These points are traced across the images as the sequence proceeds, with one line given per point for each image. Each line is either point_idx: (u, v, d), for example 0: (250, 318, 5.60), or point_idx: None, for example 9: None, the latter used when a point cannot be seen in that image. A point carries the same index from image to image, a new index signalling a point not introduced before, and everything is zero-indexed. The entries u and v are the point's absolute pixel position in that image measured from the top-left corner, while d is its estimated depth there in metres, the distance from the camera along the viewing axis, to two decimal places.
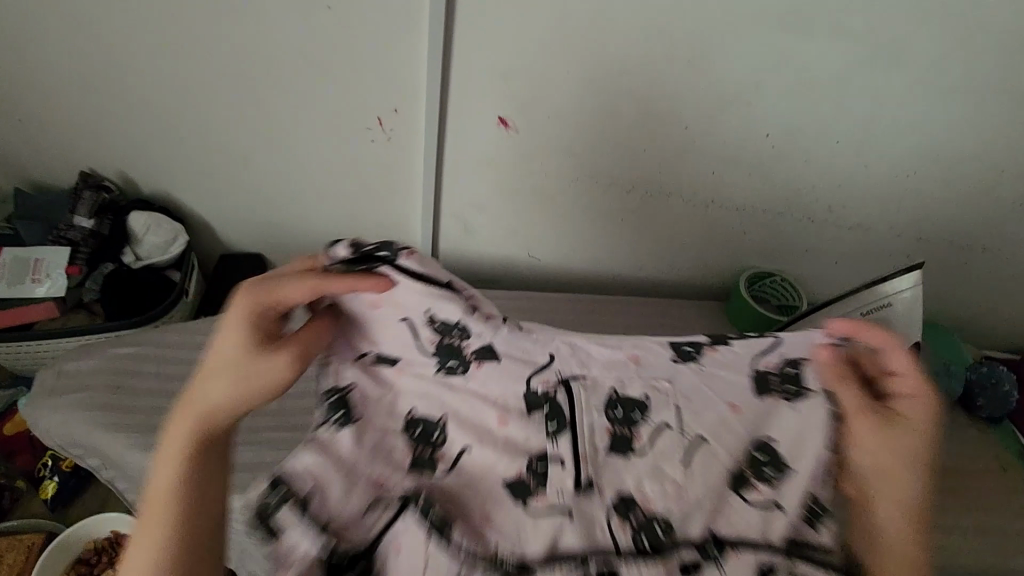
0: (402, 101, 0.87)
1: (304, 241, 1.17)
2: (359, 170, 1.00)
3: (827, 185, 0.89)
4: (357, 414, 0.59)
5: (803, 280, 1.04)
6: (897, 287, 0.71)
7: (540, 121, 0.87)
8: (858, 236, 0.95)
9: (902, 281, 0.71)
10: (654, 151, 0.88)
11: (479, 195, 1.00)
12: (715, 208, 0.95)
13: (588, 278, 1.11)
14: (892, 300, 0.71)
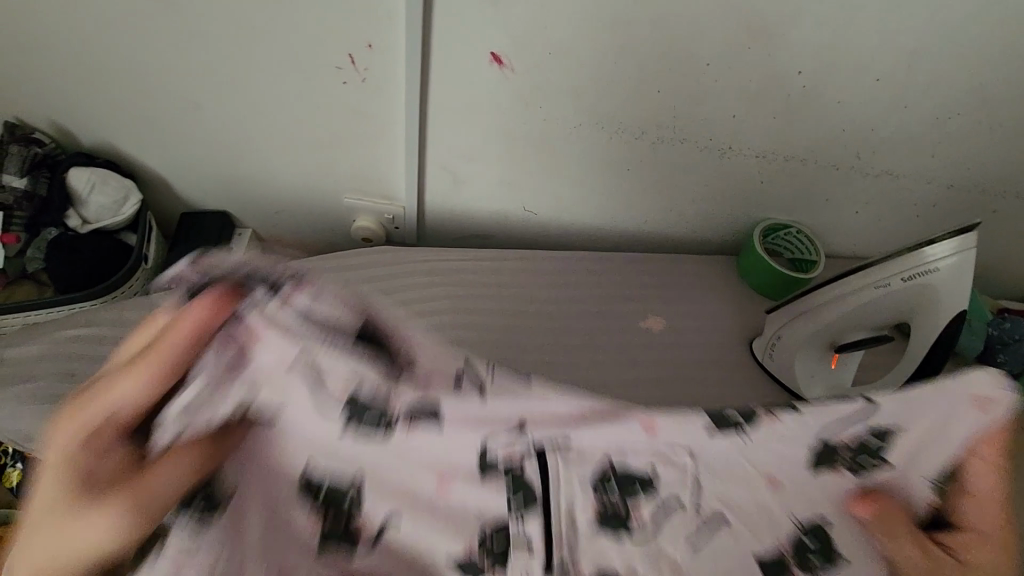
0: (376, 35, 0.74)
1: (274, 197, 1.05)
2: (330, 117, 0.88)
3: (859, 129, 0.79)
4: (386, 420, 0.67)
5: (819, 231, 0.97)
6: (934, 256, 0.62)
7: (538, 59, 0.75)
8: (885, 183, 0.87)
9: (940, 250, 0.62)
10: (668, 93, 0.77)
11: (468, 144, 0.89)
12: (733, 155, 0.85)
13: (590, 233, 1.03)
14: (927, 270, 0.63)
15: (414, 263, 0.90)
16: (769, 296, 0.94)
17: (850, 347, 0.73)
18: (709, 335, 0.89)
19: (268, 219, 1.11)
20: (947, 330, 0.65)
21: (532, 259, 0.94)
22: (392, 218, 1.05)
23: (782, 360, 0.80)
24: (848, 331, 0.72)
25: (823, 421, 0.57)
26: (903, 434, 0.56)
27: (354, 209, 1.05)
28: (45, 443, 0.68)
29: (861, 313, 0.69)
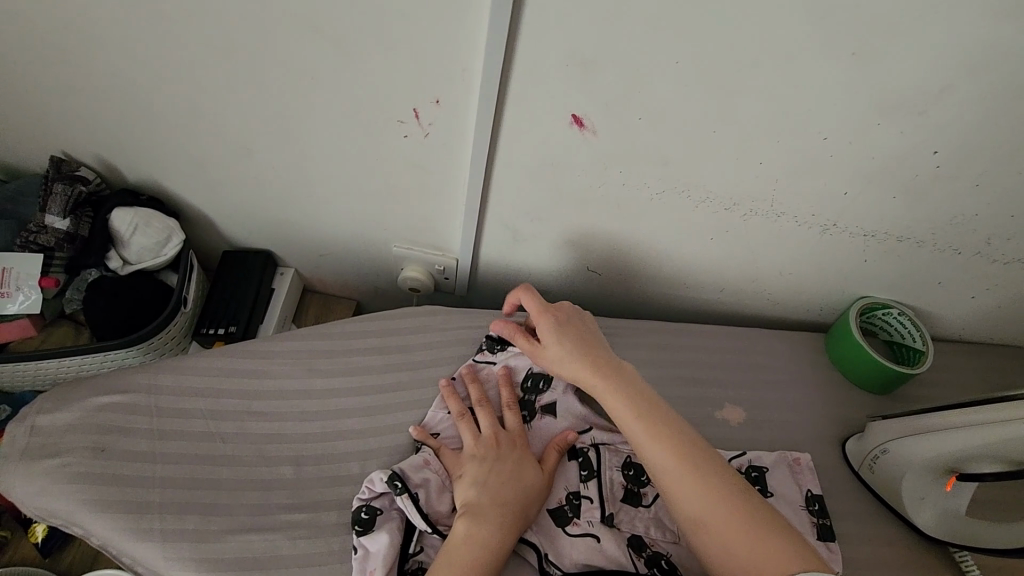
0: (446, 92, 0.67)
1: (320, 239, 1.00)
2: (386, 170, 0.81)
3: (994, 215, 0.68)
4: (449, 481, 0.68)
5: (922, 312, 0.85)
6: None
7: (624, 123, 0.66)
8: (1013, 272, 0.75)
9: None
10: (772, 166, 0.67)
11: (535, 203, 0.81)
12: (835, 232, 0.75)
13: (657, 296, 0.94)
14: None
15: (468, 329, 0.83)
16: (866, 387, 0.82)
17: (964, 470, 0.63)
18: (793, 430, 0.79)
19: (312, 259, 1.06)
20: None
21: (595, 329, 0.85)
22: (442, 268, 0.98)
23: (884, 476, 0.70)
24: (978, 461, 0.62)
25: (781, 479, 0.72)
26: (775, 474, 0.72)
27: (402, 258, 0.99)
28: (72, 525, 0.63)
29: (1002, 445, 0.58)
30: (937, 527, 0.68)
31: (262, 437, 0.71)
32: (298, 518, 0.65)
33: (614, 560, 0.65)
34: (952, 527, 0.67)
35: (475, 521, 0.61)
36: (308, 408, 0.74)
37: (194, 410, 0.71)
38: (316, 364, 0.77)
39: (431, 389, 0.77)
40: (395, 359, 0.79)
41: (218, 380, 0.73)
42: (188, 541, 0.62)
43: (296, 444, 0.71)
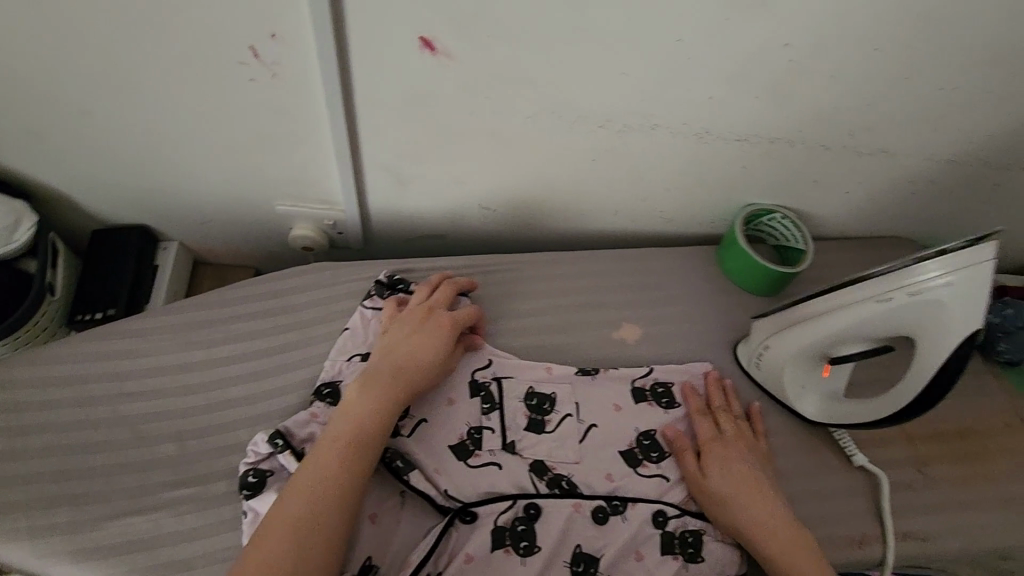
0: (279, 23, 0.61)
1: (195, 205, 0.92)
2: (242, 122, 0.75)
3: (853, 106, 0.69)
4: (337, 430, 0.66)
5: (804, 214, 0.88)
6: (931, 274, 0.54)
7: (477, 41, 0.62)
8: (879, 163, 0.78)
9: (935, 266, 0.54)
10: (636, 76, 0.65)
11: (410, 141, 0.76)
12: (710, 140, 0.75)
13: (555, 227, 0.93)
14: (924, 291, 0.54)
15: (358, 281, 0.79)
16: (757, 291, 0.85)
17: (836, 354, 0.66)
18: (688, 339, 0.81)
19: (194, 228, 0.99)
20: (952, 362, 0.55)
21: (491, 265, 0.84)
22: (332, 223, 0.93)
23: (771, 371, 0.73)
24: (843, 345, 0.64)
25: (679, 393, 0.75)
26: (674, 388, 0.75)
27: (289, 216, 0.93)
28: None
29: (858, 327, 0.61)
30: (817, 412, 0.72)
31: (139, 418, 0.67)
32: (185, 493, 0.62)
33: (515, 483, 0.66)
34: (829, 411, 0.71)
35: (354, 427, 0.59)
36: (188, 381, 0.70)
37: (58, 401, 0.66)
38: (194, 336, 0.73)
39: (322, 346, 0.74)
40: (281, 321, 0.75)
41: (83, 366, 0.68)
42: (64, 535, 0.59)
43: (179, 420, 0.67)
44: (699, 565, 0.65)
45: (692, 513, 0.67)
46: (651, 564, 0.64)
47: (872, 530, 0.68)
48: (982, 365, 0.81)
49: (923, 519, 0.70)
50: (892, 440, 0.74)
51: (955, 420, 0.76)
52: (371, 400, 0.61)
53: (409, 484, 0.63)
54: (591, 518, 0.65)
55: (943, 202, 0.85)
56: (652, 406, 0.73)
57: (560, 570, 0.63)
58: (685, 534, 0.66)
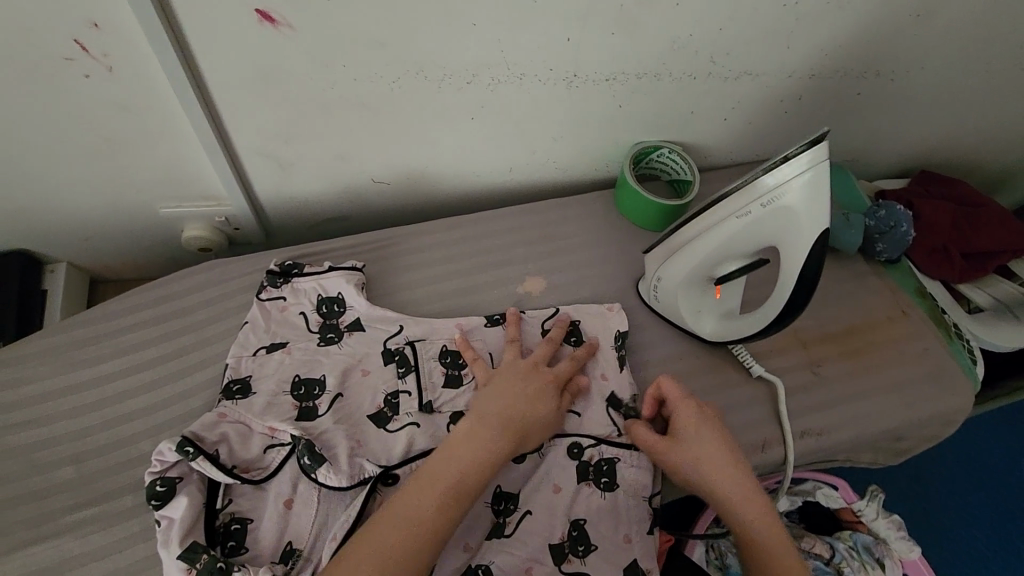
0: (98, 11, 0.57)
1: (70, 220, 0.87)
2: (94, 125, 0.71)
3: (706, 31, 0.71)
4: (250, 427, 0.64)
5: (691, 146, 0.90)
6: (784, 180, 0.56)
7: (316, 7, 0.60)
8: (746, 85, 0.80)
9: (788, 169, 0.56)
10: (487, 25, 0.65)
11: (278, 120, 0.74)
12: (580, 83, 0.75)
13: (454, 192, 0.92)
14: (779, 198, 0.57)
15: (251, 274, 0.77)
16: (654, 227, 0.87)
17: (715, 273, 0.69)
18: (593, 283, 0.83)
19: (79, 245, 0.93)
20: (811, 262, 0.58)
21: (390, 238, 0.83)
22: (225, 219, 0.90)
23: (670, 301, 0.75)
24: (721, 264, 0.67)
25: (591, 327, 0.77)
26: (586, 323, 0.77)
27: (177, 218, 0.89)
28: None
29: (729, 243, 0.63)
30: (717, 328, 0.74)
31: (29, 447, 0.64)
32: (89, 514, 0.60)
33: (435, 439, 0.67)
34: (728, 328, 0.73)
35: (466, 470, 0.56)
36: (79, 402, 0.67)
37: None
38: (81, 355, 0.70)
39: (220, 345, 0.73)
40: (174, 326, 0.73)
41: None
42: None
43: (74, 442, 0.65)
44: (616, 492, 0.68)
45: (607, 442, 0.69)
46: (568, 496, 0.66)
47: (773, 434, 0.72)
48: (865, 266, 0.87)
49: (820, 416, 0.75)
50: (787, 347, 0.79)
51: (844, 321, 0.82)
52: (484, 443, 0.59)
53: (318, 482, 0.60)
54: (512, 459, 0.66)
55: (816, 117, 0.88)
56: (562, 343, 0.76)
57: (480, 510, 0.64)
58: (600, 463, 0.68)
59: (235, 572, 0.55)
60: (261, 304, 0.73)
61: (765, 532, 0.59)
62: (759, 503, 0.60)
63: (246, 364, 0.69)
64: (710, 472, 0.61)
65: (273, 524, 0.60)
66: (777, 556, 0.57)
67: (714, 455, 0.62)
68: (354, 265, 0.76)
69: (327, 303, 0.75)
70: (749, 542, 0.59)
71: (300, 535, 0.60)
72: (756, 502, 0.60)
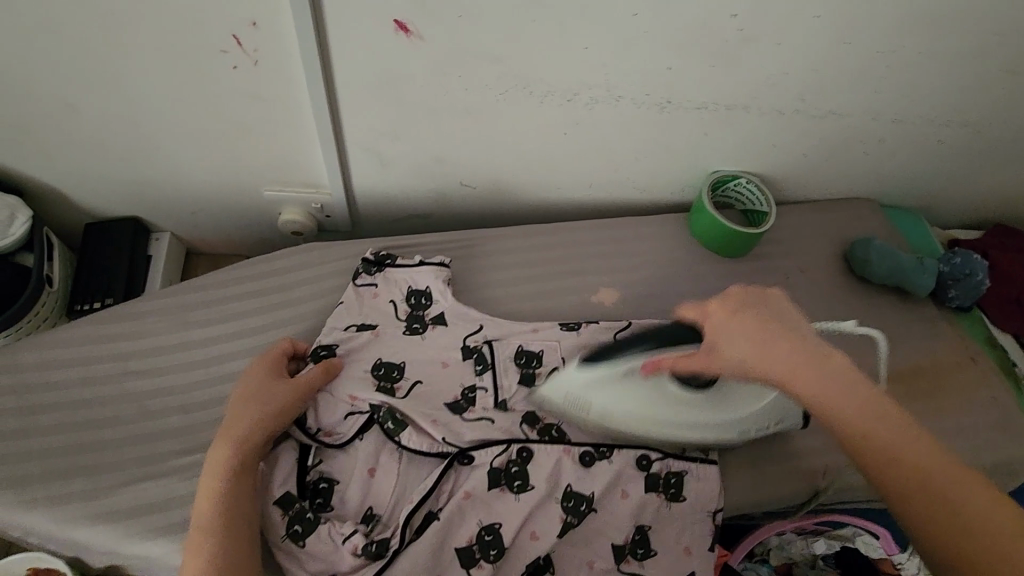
0: (259, 10, 0.65)
1: (184, 196, 0.96)
2: (226, 110, 0.78)
3: (801, 71, 0.74)
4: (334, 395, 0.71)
5: (768, 179, 0.93)
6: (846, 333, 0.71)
7: (447, 20, 0.66)
8: (832, 125, 0.83)
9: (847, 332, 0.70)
10: (597, 50, 0.70)
11: (387, 119, 0.80)
12: (673, 109, 0.79)
13: (535, 203, 0.97)
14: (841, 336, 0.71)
15: (347, 259, 0.83)
16: (727, 253, 0.90)
17: (710, 397, 0.70)
18: (664, 301, 0.86)
19: (185, 219, 1.02)
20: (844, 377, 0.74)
21: (475, 239, 0.88)
22: (320, 207, 0.97)
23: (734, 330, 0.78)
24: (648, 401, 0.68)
25: None
26: None
27: (277, 202, 0.96)
28: None
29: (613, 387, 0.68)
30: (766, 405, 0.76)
31: (144, 393, 0.70)
32: (193, 459, 0.67)
33: (510, 430, 0.71)
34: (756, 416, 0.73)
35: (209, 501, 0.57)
36: (189, 358, 0.74)
37: (65, 381, 0.69)
38: (192, 316, 0.76)
39: (316, 321, 0.79)
40: (276, 299, 0.79)
41: (85, 348, 0.72)
42: (77, 502, 0.62)
43: (183, 393, 0.71)
44: (680, 505, 0.70)
45: (675, 457, 0.72)
46: (634, 500, 0.69)
47: (831, 464, 0.77)
48: (934, 312, 0.88)
49: None
50: None
51: (913, 365, 0.83)
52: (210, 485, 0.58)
53: (400, 444, 0.68)
54: (578, 458, 0.70)
55: (896, 162, 0.90)
56: None
57: (550, 505, 0.67)
58: (668, 476, 0.71)
59: (320, 524, 0.62)
60: (353, 288, 0.79)
61: (892, 438, 0.49)
62: (861, 404, 0.51)
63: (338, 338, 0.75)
64: (793, 361, 0.54)
65: (357, 488, 0.66)
66: (893, 450, 0.49)
67: (782, 357, 0.54)
68: (443, 261, 0.82)
69: (415, 296, 0.79)
70: (876, 471, 0.50)
71: (379, 500, 0.66)
72: (801, 372, 0.54)
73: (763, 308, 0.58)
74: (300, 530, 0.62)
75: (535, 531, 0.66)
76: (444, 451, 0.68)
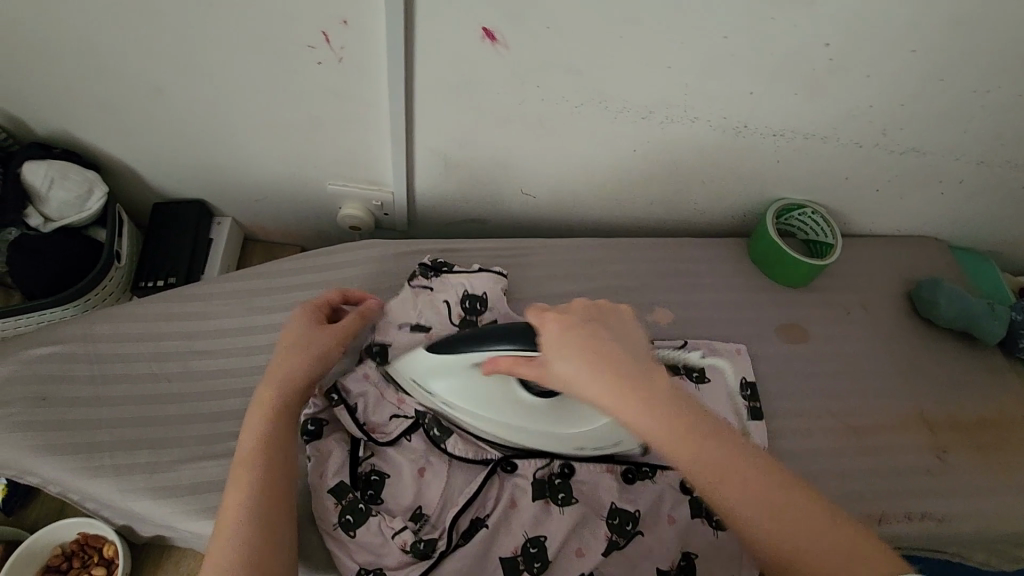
0: (353, 11, 0.66)
1: (251, 184, 0.98)
2: (303, 103, 0.80)
3: (887, 104, 0.73)
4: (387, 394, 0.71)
5: (834, 211, 0.91)
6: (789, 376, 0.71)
7: (535, 31, 0.66)
8: (910, 161, 0.81)
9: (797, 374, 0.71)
10: (680, 69, 0.69)
11: (461, 124, 0.81)
12: (749, 134, 0.78)
13: (593, 216, 0.97)
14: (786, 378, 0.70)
15: (408, 258, 0.84)
16: (787, 282, 0.88)
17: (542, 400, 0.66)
18: (720, 326, 0.85)
19: (248, 206, 1.04)
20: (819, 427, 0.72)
21: (533, 249, 0.88)
22: (381, 204, 0.98)
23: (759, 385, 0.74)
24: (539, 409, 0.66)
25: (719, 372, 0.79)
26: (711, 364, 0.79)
27: (340, 196, 0.98)
28: (22, 473, 0.65)
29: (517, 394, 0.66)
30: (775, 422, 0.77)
31: (208, 374, 0.73)
32: None
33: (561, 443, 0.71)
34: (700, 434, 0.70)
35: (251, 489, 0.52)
36: (251, 343, 0.75)
37: (135, 356, 0.72)
38: (256, 303, 0.78)
39: None
40: None
41: (155, 325, 0.74)
42: (142, 473, 0.65)
43: (245, 378, 0.73)
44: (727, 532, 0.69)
45: None
46: (682, 527, 0.68)
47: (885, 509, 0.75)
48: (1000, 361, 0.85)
49: (938, 500, 0.75)
50: (910, 426, 0.80)
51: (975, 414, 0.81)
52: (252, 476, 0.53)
53: (445, 451, 0.68)
54: (621, 478, 0.71)
55: (973, 203, 0.88)
56: (685, 378, 0.77)
57: (596, 521, 0.67)
58: None
59: (371, 516, 0.63)
60: (410, 288, 0.79)
61: (769, 505, 0.43)
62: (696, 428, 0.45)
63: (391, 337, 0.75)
64: (618, 379, 0.48)
65: (408, 485, 0.66)
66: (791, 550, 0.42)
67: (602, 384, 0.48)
68: (501, 271, 0.82)
69: (470, 300, 0.79)
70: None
71: (429, 501, 0.66)
72: (677, 435, 0.45)
73: (609, 330, 0.52)
74: (352, 519, 0.62)
75: (581, 547, 0.65)
76: (487, 456, 0.69)
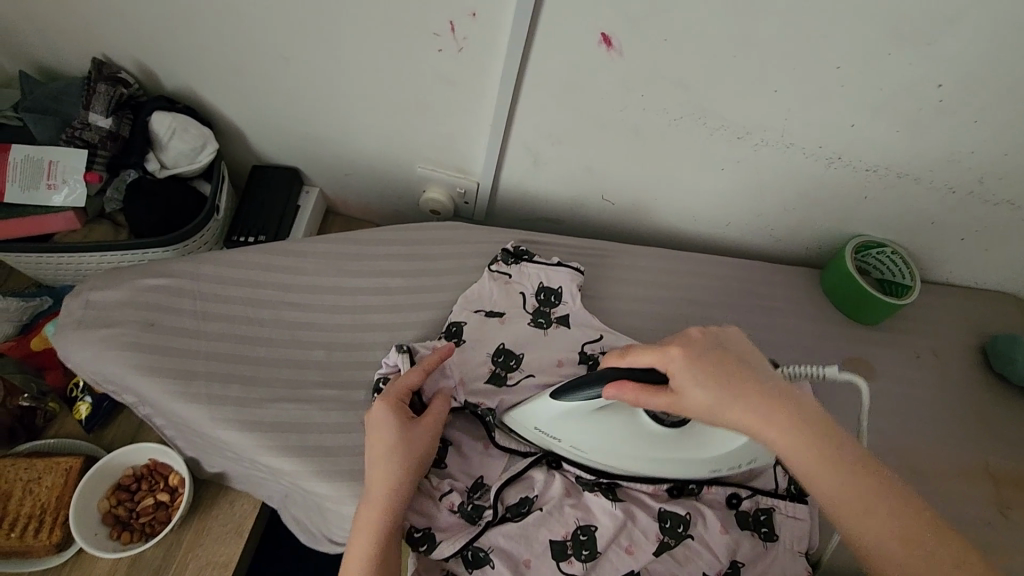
0: (482, 5, 0.70)
1: (346, 158, 1.04)
2: (415, 87, 0.85)
3: (989, 152, 0.73)
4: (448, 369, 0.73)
5: (914, 254, 0.91)
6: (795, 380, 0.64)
7: (653, 42, 0.69)
8: (1003, 213, 0.80)
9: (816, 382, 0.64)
10: (785, 94, 0.71)
11: (558, 124, 0.84)
12: (841, 166, 0.79)
13: (667, 228, 0.99)
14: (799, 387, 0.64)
15: (488, 244, 0.88)
16: (858, 319, 0.88)
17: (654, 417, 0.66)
18: (785, 351, 0.86)
19: (337, 179, 1.10)
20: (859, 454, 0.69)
21: (607, 252, 0.91)
22: (463, 193, 1.02)
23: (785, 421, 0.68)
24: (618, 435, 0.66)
25: None
26: None
27: (426, 179, 1.03)
28: (124, 389, 0.71)
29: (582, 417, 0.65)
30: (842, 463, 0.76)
31: (297, 324, 0.77)
32: (331, 394, 0.73)
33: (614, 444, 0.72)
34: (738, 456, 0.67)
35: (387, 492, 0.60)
36: (336, 303, 0.80)
37: (234, 298, 0.77)
38: (345, 266, 0.83)
39: (450, 295, 0.83)
40: (419, 267, 0.85)
41: (255, 273, 0.79)
42: (230, 405, 0.69)
43: (329, 333, 0.77)
44: (774, 544, 0.69)
45: (765, 492, 0.72)
46: (734, 540, 0.68)
47: None
48: None
49: (998, 555, 0.73)
50: (973, 477, 0.78)
51: None
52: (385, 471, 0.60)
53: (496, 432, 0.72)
54: (666, 493, 0.71)
55: None
56: None
57: (648, 522, 0.68)
58: (758, 513, 0.71)
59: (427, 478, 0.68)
60: (488, 273, 0.83)
61: (838, 487, 0.51)
62: (799, 438, 0.52)
63: (465, 316, 0.79)
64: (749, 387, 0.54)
65: (470, 456, 0.71)
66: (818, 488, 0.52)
67: (737, 400, 0.54)
68: (579, 268, 0.84)
69: (546, 291, 0.82)
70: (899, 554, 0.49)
71: (489, 473, 0.70)
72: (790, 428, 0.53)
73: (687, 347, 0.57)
74: None
75: (629, 542, 0.67)
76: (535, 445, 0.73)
